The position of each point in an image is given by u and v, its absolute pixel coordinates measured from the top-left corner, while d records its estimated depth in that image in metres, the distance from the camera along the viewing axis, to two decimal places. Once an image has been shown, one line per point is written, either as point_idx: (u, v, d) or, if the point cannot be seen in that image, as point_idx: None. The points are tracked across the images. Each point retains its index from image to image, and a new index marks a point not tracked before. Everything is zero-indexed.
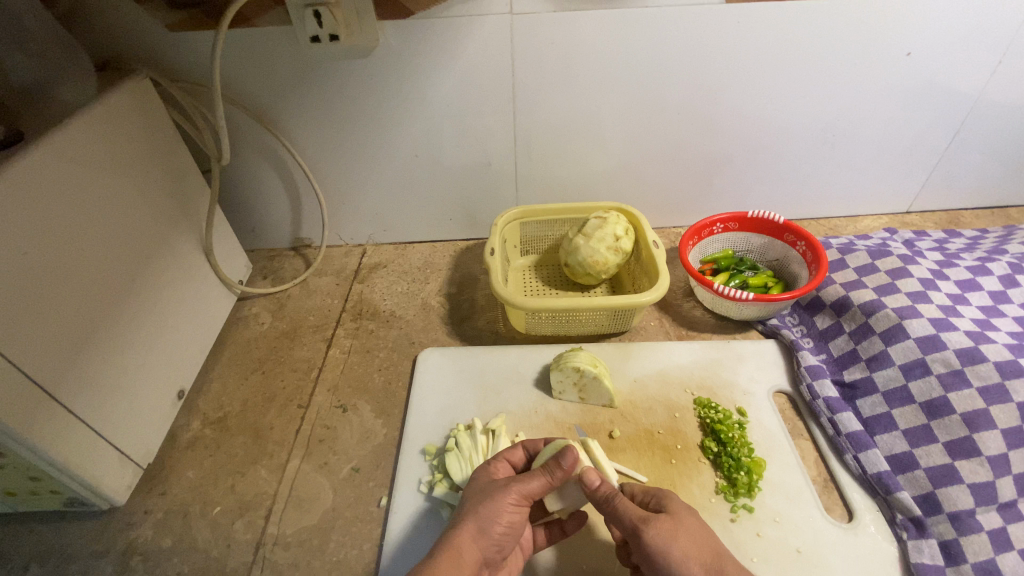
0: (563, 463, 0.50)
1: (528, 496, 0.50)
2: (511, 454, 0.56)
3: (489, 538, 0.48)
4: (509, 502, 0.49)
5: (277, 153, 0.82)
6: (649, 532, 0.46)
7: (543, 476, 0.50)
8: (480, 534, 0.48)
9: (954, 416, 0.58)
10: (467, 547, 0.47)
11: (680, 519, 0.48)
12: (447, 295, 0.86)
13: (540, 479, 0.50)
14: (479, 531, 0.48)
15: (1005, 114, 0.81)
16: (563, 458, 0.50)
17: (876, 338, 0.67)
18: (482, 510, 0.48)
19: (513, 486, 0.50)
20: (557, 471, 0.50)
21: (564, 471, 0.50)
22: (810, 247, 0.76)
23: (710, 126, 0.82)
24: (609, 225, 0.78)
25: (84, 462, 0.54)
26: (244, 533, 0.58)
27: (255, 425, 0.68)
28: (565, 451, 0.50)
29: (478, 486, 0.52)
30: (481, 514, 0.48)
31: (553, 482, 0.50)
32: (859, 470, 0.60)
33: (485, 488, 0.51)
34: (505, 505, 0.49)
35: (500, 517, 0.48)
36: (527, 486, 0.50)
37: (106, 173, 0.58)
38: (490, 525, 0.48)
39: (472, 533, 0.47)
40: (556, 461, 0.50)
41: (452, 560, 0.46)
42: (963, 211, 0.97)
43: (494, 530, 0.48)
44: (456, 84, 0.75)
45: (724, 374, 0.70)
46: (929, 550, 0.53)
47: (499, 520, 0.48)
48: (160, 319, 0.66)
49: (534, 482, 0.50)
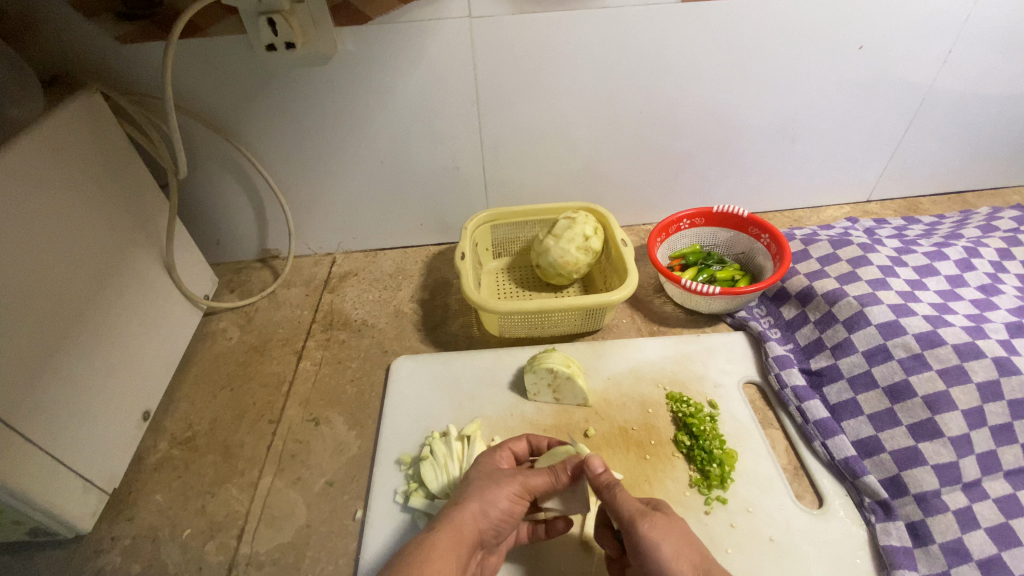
0: (568, 467, 0.51)
1: (530, 491, 0.51)
2: (516, 446, 0.57)
3: (491, 522, 0.48)
4: (514, 492, 0.49)
5: (239, 164, 0.80)
6: (643, 524, 0.46)
7: (546, 473, 0.51)
8: (482, 515, 0.47)
9: (917, 400, 0.60)
10: (468, 523, 0.47)
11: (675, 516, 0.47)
12: (420, 301, 0.85)
13: (545, 476, 0.51)
14: (482, 512, 0.48)
15: (955, 103, 0.84)
16: (570, 462, 0.52)
17: (840, 326, 0.68)
18: (488, 494, 0.48)
19: (521, 478, 0.50)
20: (563, 475, 0.51)
21: (568, 475, 0.51)
22: (774, 239, 0.77)
23: (673, 123, 0.83)
24: (578, 224, 0.79)
25: (45, 491, 0.52)
26: (216, 554, 0.57)
27: (225, 443, 0.67)
28: (574, 457, 0.52)
29: (481, 471, 0.52)
30: (486, 497, 0.48)
31: (556, 481, 0.51)
32: (827, 456, 0.61)
33: (490, 472, 0.52)
34: (511, 494, 0.49)
35: (503, 504, 0.49)
36: (533, 481, 0.50)
37: (58, 190, 0.57)
38: (493, 510, 0.48)
39: (475, 514, 0.47)
40: (562, 464, 0.52)
41: (453, 535, 0.46)
42: (921, 197, 1.00)
43: (495, 514, 0.48)
44: (420, 89, 0.74)
45: (695, 367, 0.71)
46: (897, 532, 0.55)
47: (500, 507, 0.48)
48: (121, 339, 0.64)
49: (538, 478, 0.51)
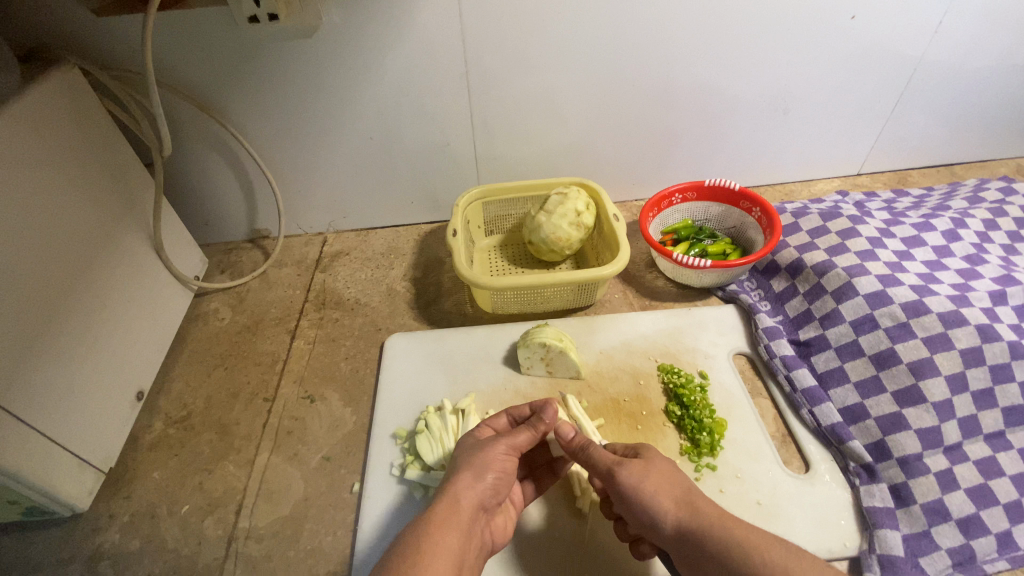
0: (546, 416, 0.55)
1: (516, 449, 0.53)
2: (494, 421, 0.57)
3: (485, 483, 0.49)
4: (499, 451, 0.52)
5: (225, 141, 0.79)
6: (621, 473, 0.49)
7: (529, 431, 0.54)
8: (477, 479, 0.49)
9: (901, 366, 0.61)
10: (464, 495, 0.48)
11: (654, 459, 0.51)
12: (413, 280, 0.85)
13: (527, 432, 0.53)
14: (475, 478, 0.49)
15: (944, 76, 0.84)
16: (547, 412, 0.55)
17: (828, 297, 0.69)
18: (475, 460, 0.50)
19: (502, 437, 0.53)
20: (540, 426, 0.54)
21: (547, 425, 0.54)
22: (765, 212, 0.78)
23: (663, 98, 0.83)
24: (571, 200, 0.79)
25: (41, 469, 0.52)
26: (215, 528, 0.57)
27: (221, 420, 0.67)
28: (546, 406, 0.55)
29: (464, 447, 0.54)
30: (475, 464, 0.50)
31: (539, 433, 0.54)
32: (814, 424, 0.62)
33: (473, 444, 0.53)
34: (496, 453, 0.51)
35: (493, 465, 0.50)
36: (515, 437, 0.53)
37: (37, 167, 0.55)
38: (484, 472, 0.50)
39: (468, 482, 0.49)
40: (538, 417, 0.55)
41: (448, 506, 0.47)
42: (910, 171, 1.00)
43: (488, 474, 0.50)
44: (407, 63, 0.73)
45: (685, 341, 0.72)
46: (880, 493, 0.56)
47: (492, 468, 0.50)
48: (112, 319, 0.63)
49: (520, 435, 0.53)
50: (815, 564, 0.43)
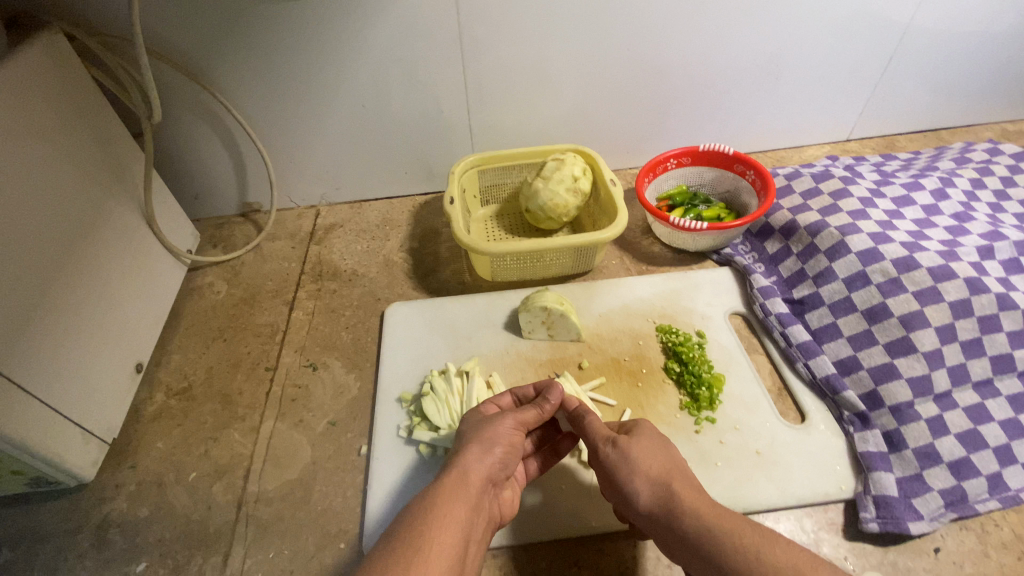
0: (552, 398, 0.55)
1: (524, 425, 0.53)
2: (499, 399, 0.58)
3: (494, 457, 0.49)
4: (507, 426, 0.52)
5: (214, 111, 0.77)
6: (604, 451, 0.51)
7: (537, 409, 0.54)
8: (485, 453, 0.49)
9: (893, 320, 0.63)
10: (474, 468, 0.48)
11: (643, 438, 0.52)
12: (410, 251, 0.85)
13: (534, 410, 0.54)
14: (484, 451, 0.49)
15: (933, 40, 0.85)
16: (554, 394, 0.55)
17: (821, 256, 0.71)
18: (484, 434, 0.51)
19: (510, 413, 0.53)
20: (546, 406, 0.55)
21: (553, 405, 0.55)
22: (759, 175, 0.79)
23: (658, 63, 0.82)
24: (567, 166, 0.79)
25: (45, 439, 0.52)
26: (224, 494, 0.57)
27: (223, 390, 0.66)
28: (552, 388, 0.56)
29: (470, 423, 0.54)
30: (483, 437, 0.50)
31: (545, 415, 0.54)
32: (809, 376, 0.64)
33: (480, 418, 0.54)
34: (504, 428, 0.52)
35: (500, 440, 0.51)
36: (522, 414, 0.53)
37: (23, 132, 0.53)
38: (492, 445, 0.50)
39: (477, 455, 0.49)
40: (545, 398, 0.55)
41: (459, 477, 0.47)
42: (897, 136, 1.02)
43: (497, 448, 0.50)
44: (399, 27, 0.71)
45: (683, 302, 0.73)
46: (873, 440, 0.58)
47: (500, 442, 0.51)
48: (108, 291, 0.62)
49: (527, 413, 0.54)
50: (789, 548, 0.42)
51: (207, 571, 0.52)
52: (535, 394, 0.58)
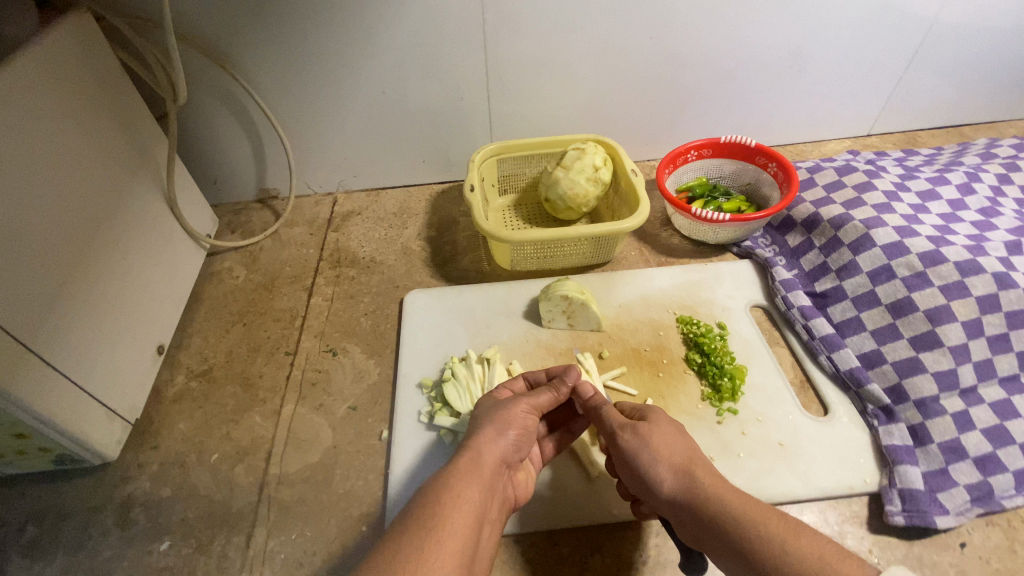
0: (567, 379, 0.56)
1: (538, 409, 0.54)
2: (513, 385, 0.58)
3: (506, 439, 0.50)
4: (521, 410, 0.53)
5: (236, 95, 0.77)
6: (623, 439, 0.51)
7: (552, 392, 0.55)
8: (498, 435, 0.50)
9: (918, 314, 0.62)
10: (487, 448, 0.48)
11: (659, 424, 0.52)
12: (427, 239, 0.84)
13: (548, 394, 0.54)
14: (497, 433, 0.50)
15: (960, 34, 0.84)
16: (569, 376, 0.56)
17: (845, 249, 0.70)
18: (497, 416, 0.52)
19: (524, 397, 0.54)
20: (562, 388, 0.56)
21: (569, 387, 0.56)
22: (781, 167, 0.78)
23: (681, 54, 0.82)
24: (588, 155, 0.78)
25: (72, 417, 0.52)
26: (246, 476, 0.57)
27: (244, 374, 0.67)
28: (569, 370, 0.57)
29: (483, 408, 0.54)
30: (497, 420, 0.51)
31: (560, 397, 0.55)
32: (832, 369, 0.64)
33: (495, 402, 0.54)
34: (518, 411, 0.52)
35: (514, 422, 0.51)
36: (537, 398, 0.54)
37: (51, 110, 0.53)
38: (505, 428, 0.51)
39: (490, 436, 0.50)
40: (561, 379, 0.56)
41: (472, 458, 0.47)
42: (919, 132, 1.01)
43: (511, 431, 0.51)
44: (424, 13, 0.71)
45: (703, 294, 0.72)
46: (899, 433, 0.57)
47: (514, 425, 0.51)
48: (131, 272, 0.62)
49: (542, 397, 0.54)
50: (813, 540, 0.41)
51: (230, 550, 0.52)
52: (549, 378, 0.58)
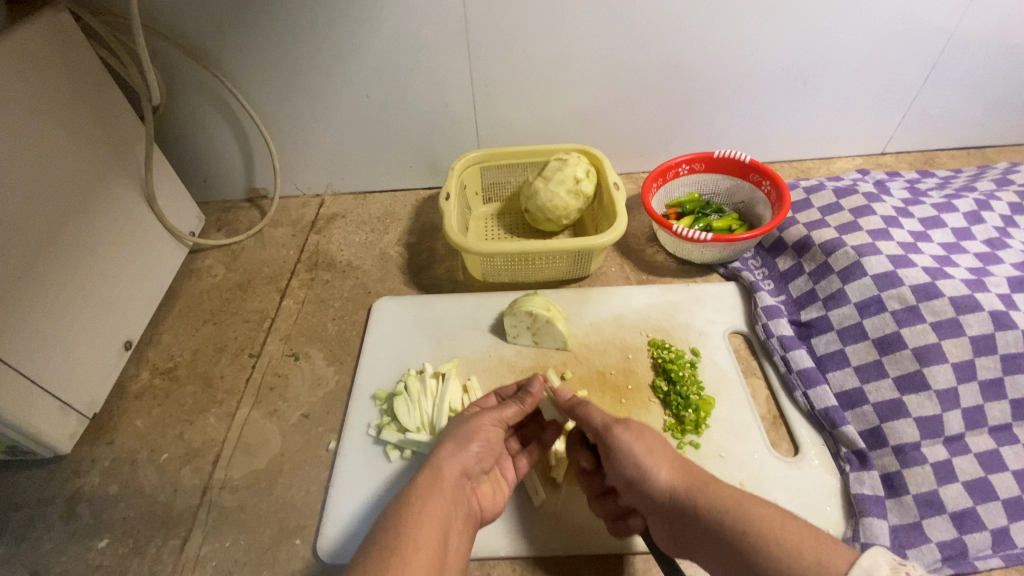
0: (531, 390, 0.53)
1: (502, 422, 0.52)
2: (483, 401, 0.56)
3: (469, 452, 0.48)
4: (484, 422, 0.50)
5: (220, 95, 0.77)
6: (616, 430, 0.48)
7: (515, 404, 0.52)
8: (459, 449, 0.48)
9: (906, 351, 0.58)
10: (448, 463, 0.46)
11: (644, 423, 0.50)
12: (406, 245, 0.84)
13: (512, 406, 0.52)
14: (459, 447, 0.48)
15: (983, 48, 0.78)
16: (534, 386, 0.53)
17: (834, 276, 0.65)
18: (459, 431, 0.49)
19: (487, 410, 0.51)
20: (526, 398, 0.53)
21: (532, 397, 0.53)
22: (775, 186, 0.74)
23: (675, 64, 0.78)
24: (570, 166, 0.76)
25: (21, 411, 0.53)
26: (191, 478, 0.57)
27: (205, 373, 0.67)
28: (533, 381, 0.54)
29: (451, 425, 0.52)
30: (459, 434, 0.49)
31: (524, 409, 0.53)
32: (807, 406, 0.60)
33: (459, 417, 0.52)
34: (480, 424, 0.50)
35: (477, 435, 0.49)
36: (499, 411, 0.52)
37: (20, 110, 0.55)
38: (467, 441, 0.48)
39: (452, 451, 0.48)
40: (525, 391, 0.53)
41: (432, 474, 0.45)
42: (939, 152, 0.94)
43: (473, 443, 0.48)
44: (405, 18, 0.70)
45: (680, 316, 0.69)
46: (870, 482, 0.53)
47: (477, 437, 0.49)
48: (100, 267, 0.63)
49: (506, 409, 0.52)
50: (803, 518, 0.41)
51: (165, 553, 0.52)
52: (516, 391, 0.56)
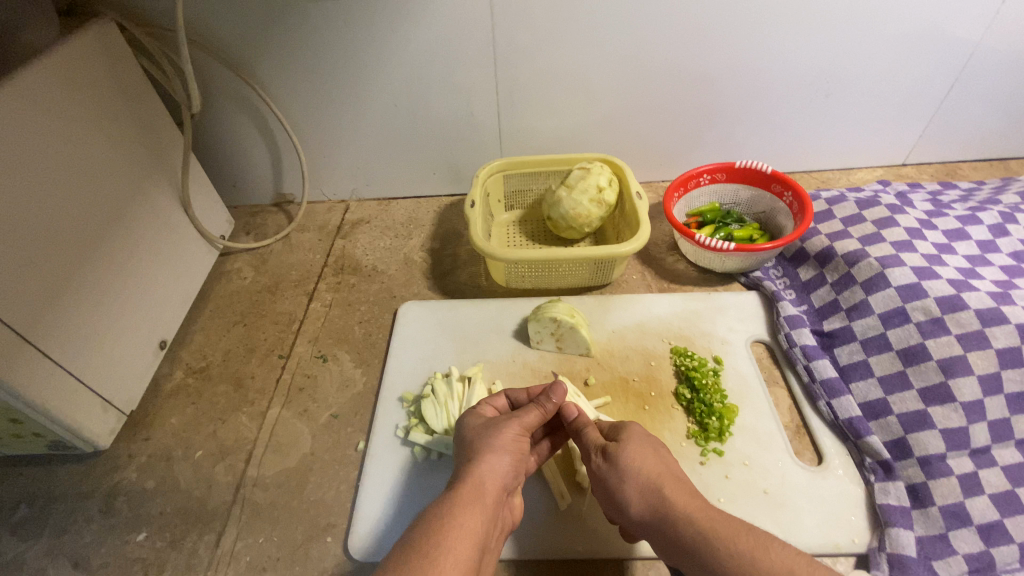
0: (551, 395, 0.53)
1: (528, 430, 0.51)
2: (494, 401, 0.56)
3: (505, 464, 0.47)
4: (514, 432, 0.50)
5: (253, 102, 0.80)
6: (594, 462, 0.49)
7: (539, 410, 0.52)
8: (497, 462, 0.47)
9: (931, 363, 0.58)
10: (488, 478, 0.46)
11: (632, 441, 0.49)
12: (430, 251, 0.85)
13: (535, 411, 0.52)
14: (495, 460, 0.47)
15: (1007, 62, 0.78)
16: (552, 391, 0.53)
17: (857, 287, 0.66)
18: (493, 442, 0.48)
19: (516, 418, 0.51)
20: (549, 405, 0.52)
21: (555, 402, 0.52)
22: (797, 197, 0.75)
23: (697, 76, 0.80)
24: (593, 175, 0.77)
25: (66, 406, 0.55)
26: (225, 475, 0.59)
27: (237, 373, 0.69)
28: (554, 386, 0.53)
29: (472, 428, 0.51)
30: (492, 446, 0.48)
31: (548, 416, 0.53)
32: (831, 416, 0.60)
33: (484, 424, 0.51)
34: (512, 434, 0.49)
35: (509, 446, 0.49)
36: (526, 418, 0.51)
37: (71, 117, 0.57)
38: (502, 453, 0.48)
39: (490, 464, 0.47)
40: (546, 395, 0.53)
41: (474, 488, 0.44)
42: (961, 163, 0.94)
43: (508, 456, 0.48)
44: (435, 31, 0.72)
45: (702, 324, 0.70)
46: (895, 492, 0.54)
47: (509, 450, 0.48)
48: (138, 268, 0.65)
49: (530, 415, 0.51)
50: (784, 554, 0.40)
51: (200, 548, 0.54)
52: (529, 398, 0.56)
